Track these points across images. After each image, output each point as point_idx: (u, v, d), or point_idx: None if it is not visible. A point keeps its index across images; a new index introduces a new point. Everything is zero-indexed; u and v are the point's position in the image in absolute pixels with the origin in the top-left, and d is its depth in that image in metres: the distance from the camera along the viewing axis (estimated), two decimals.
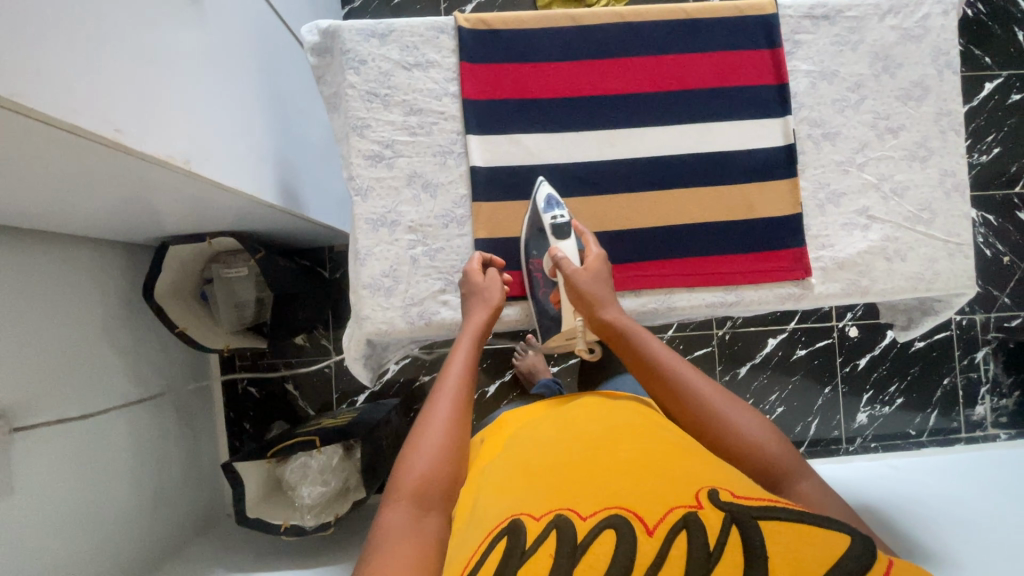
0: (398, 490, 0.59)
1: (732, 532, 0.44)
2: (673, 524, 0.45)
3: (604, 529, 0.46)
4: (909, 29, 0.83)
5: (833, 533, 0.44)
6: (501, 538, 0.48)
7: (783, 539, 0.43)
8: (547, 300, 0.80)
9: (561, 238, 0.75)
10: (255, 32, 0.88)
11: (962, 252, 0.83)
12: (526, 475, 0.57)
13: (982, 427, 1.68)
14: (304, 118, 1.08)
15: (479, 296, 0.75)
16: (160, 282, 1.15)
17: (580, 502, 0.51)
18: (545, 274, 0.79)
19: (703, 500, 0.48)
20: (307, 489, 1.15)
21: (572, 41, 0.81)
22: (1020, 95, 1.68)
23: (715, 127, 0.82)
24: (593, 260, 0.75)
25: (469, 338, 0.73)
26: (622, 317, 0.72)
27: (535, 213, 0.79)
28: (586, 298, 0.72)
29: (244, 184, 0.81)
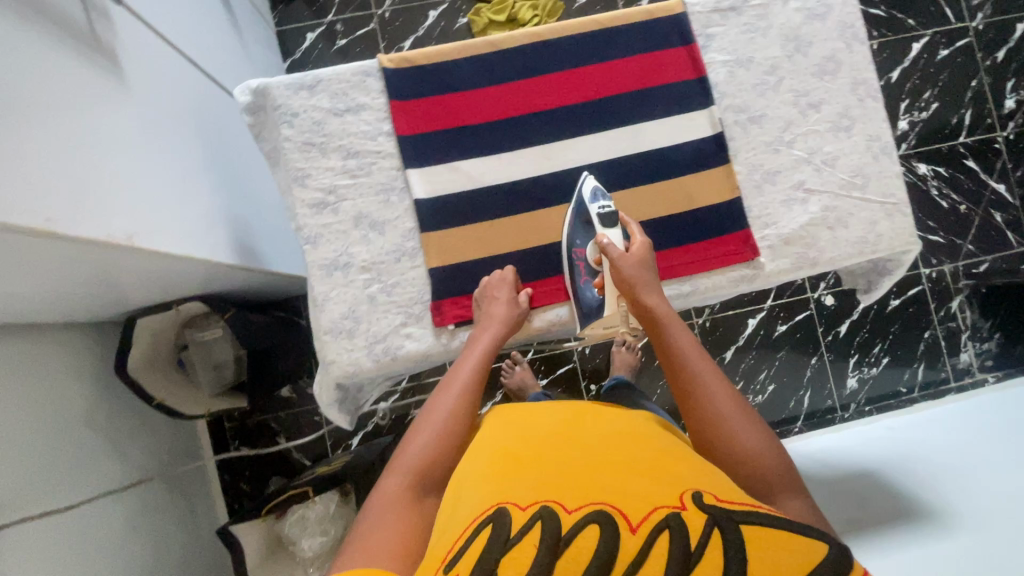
0: (397, 468, 0.65)
1: (714, 532, 0.45)
2: (656, 523, 0.47)
3: (588, 524, 0.47)
4: (812, 8, 0.87)
5: (813, 540, 0.44)
6: (485, 525, 0.49)
7: (766, 546, 0.44)
8: (588, 288, 0.81)
9: (608, 225, 0.77)
10: (191, 104, 0.91)
11: (899, 211, 0.86)
12: (514, 464, 0.59)
13: (970, 373, 1.70)
14: (253, 175, 1.10)
15: (503, 304, 0.77)
16: (132, 358, 1.14)
17: (567, 495, 0.52)
18: (587, 264, 0.81)
19: (688, 502, 0.49)
20: (306, 541, 1.15)
21: (495, 66, 0.84)
22: (947, 51, 1.75)
23: (644, 127, 0.85)
24: (638, 247, 0.77)
25: (489, 341, 0.76)
26: (661, 305, 0.73)
27: (578, 207, 0.80)
28: (627, 281, 0.74)
29: (196, 249, 0.82)
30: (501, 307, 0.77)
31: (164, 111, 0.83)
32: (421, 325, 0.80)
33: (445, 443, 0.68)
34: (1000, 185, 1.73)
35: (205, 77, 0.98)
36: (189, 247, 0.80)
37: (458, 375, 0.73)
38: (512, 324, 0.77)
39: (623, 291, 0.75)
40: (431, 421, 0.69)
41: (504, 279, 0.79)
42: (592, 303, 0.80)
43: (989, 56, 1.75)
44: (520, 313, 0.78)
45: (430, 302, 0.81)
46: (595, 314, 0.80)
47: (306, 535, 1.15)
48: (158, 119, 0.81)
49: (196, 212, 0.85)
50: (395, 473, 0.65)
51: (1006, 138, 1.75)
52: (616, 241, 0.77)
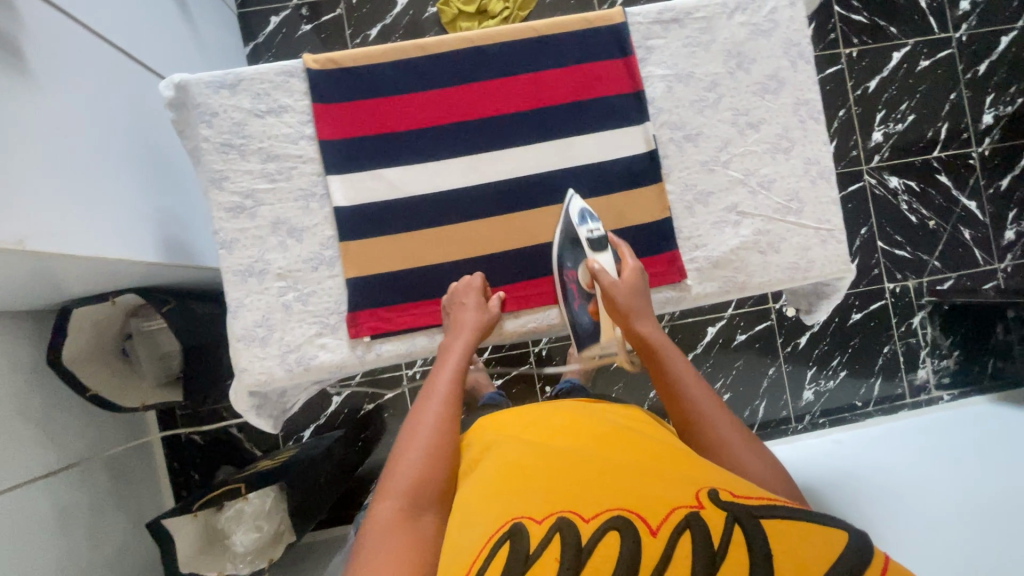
0: (388, 490, 0.63)
1: (735, 530, 0.47)
2: (676, 524, 0.48)
3: (608, 531, 0.48)
4: (758, 24, 0.84)
5: (830, 528, 0.47)
6: (504, 541, 0.49)
7: (786, 538, 0.46)
8: (582, 312, 0.82)
9: (599, 250, 0.77)
10: (100, 93, 0.85)
11: (833, 238, 0.85)
12: (519, 474, 0.58)
13: (926, 390, 1.70)
14: (186, 167, 1.07)
15: (472, 311, 0.77)
16: (69, 349, 1.11)
17: (580, 502, 0.52)
18: (579, 287, 0.81)
19: (704, 500, 0.50)
20: (239, 536, 1.15)
21: (424, 71, 0.81)
22: (927, 62, 1.71)
23: (575, 141, 0.82)
24: (630, 273, 0.77)
25: (461, 349, 0.76)
26: (656, 332, 0.75)
27: (567, 226, 0.80)
28: (621, 310, 0.75)
29: (107, 249, 0.80)
30: (471, 313, 0.76)
31: (63, 97, 0.77)
32: (336, 336, 0.79)
33: (434, 455, 0.66)
34: (971, 202, 1.71)
35: (128, 60, 0.94)
36: (87, 246, 0.76)
37: (436, 389, 0.72)
38: (483, 329, 0.76)
39: (617, 319, 0.76)
40: (418, 438, 0.67)
41: (469, 285, 0.78)
42: (586, 326, 0.82)
43: (970, 69, 1.72)
44: (490, 317, 0.77)
45: (346, 313, 0.79)
46: (590, 338, 0.83)
47: (240, 529, 1.15)
48: (52, 107, 0.75)
49: (100, 208, 0.80)
50: (387, 495, 0.62)
51: (981, 154, 1.72)
52: (608, 267, 0.77)
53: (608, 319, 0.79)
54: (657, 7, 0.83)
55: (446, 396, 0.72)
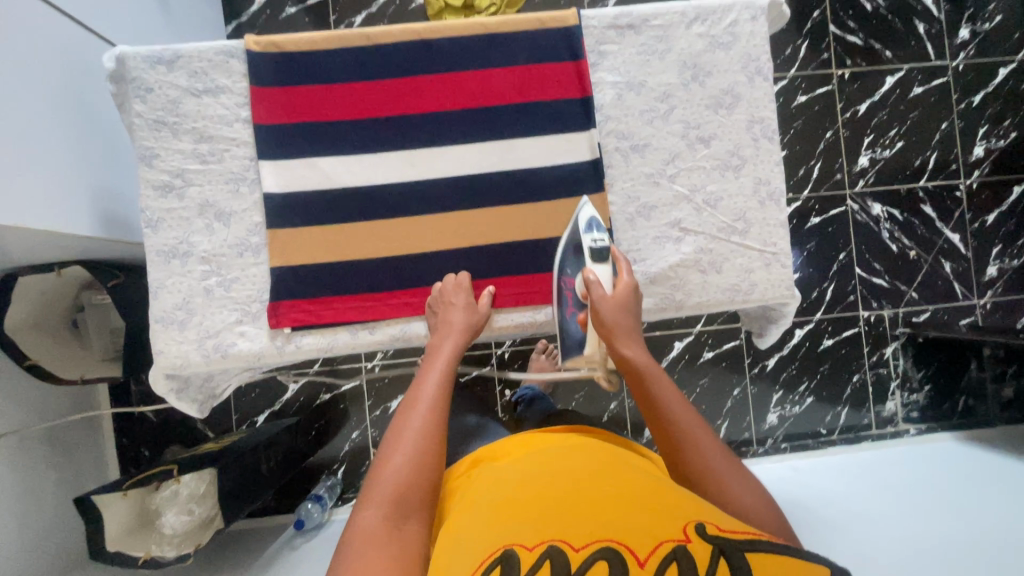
0: (370, 496, 0.60)
1: (721, 563, 0.44)
2: (664, 557, 0.45)
3: (597, 561, 0.45)
4: (717, 36, 0.82)
5: (815, 567, 0.44)
6: (492, 567, 0.47)
7: (774, 571, 0.43)
8: (572, 322, 0.78)
9: (597, 261, 0.74)
10: (25, 47, 0.80)
11: (778, 262, 0.82)
12: (515, 504, 0.56)
13: (893, 423, 1.67)
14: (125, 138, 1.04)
15: (461, 311, 0.75)
16: (12, 316, 1.08)
17: (572, 532, 0.50)
18: (574, 295, 0.78)
19: (691, 533, 0.48)
20: (170, 518, 1.12)
21: (368, 60, 0.79)
22: (921, 88, 1.68)
23: (517, 144, 0.80)
24: (623, 289, 0.73)
25: (449, 350, 0.72)
26: (643, 356, 0.70)
27: (574, 233, 0.78)
28: (607, 329, 0.71)
29: (32, 219, 0.78)
30: (459, 313, 0.75)
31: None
32: (257, 325, 0.78)
33: (423, 460, 0.64)
34: (955, 235, 1.68)
35: (67, 21, 0.89)
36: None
37: (424, 389, 0.69)
38: (473, 329, 0.75)
39: (604, 335, 0.72)
40: (405, 441, 0.64)
41: (458, 285, 0.77)
42: (575, 338, 0.78)
43: (964, 99, 1.68)
44: (479, 318, 0.76)
45: (268, 302, 0.78)
46: (578, 349, 0.78)
47: (171, 510, 1.12)
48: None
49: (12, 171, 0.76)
50: (373, 500, 0.60)
51: (969, 187, 1.68)
52: (602, 280, 0.73)
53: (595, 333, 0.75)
54: (613, 11, 0.81)
55: (434, 397, 0.68)
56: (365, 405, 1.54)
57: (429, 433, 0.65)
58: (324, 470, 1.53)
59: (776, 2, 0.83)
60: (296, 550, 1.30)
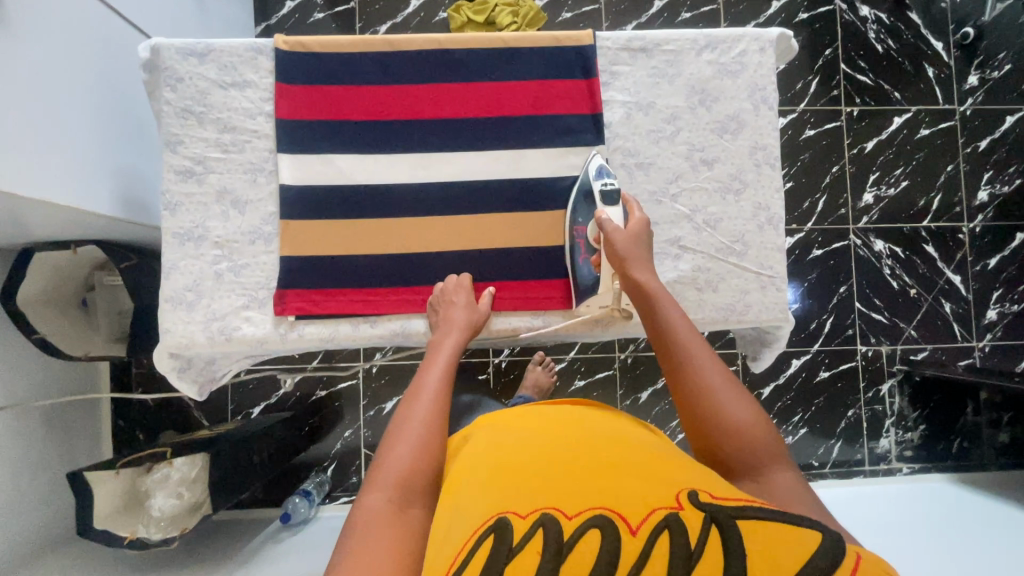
0: (378, 482, 0.61)
1: (713, 530, 0.45)
2: (656, 524, 0.46)
3: (589, 528, 0.46)
4: (726, 64, 0.85)
5: (807, 530, 0.46)
6: (487, 536, 0.48)
7: (764, 538, 0.44)
8: (585, 265, 0.81)
9: (608, 203, 0.77)
10: (65, 34, 0.85)
11: (773, 285, 0.84)
12: (511, 471, 0.58)
13: (887, 460, 1.65)
14: (150, 125, 1.08)
15: (462, 309, 0.77)
16: (25, 289, 1.12)
17: (565, 500, 0.51)
18: (587, 241, 0.80)
19: (684, 502, 0.49)
20: (158, 500, 1.11)
21: (389, 65, 0.83)
22: (928, 130, 1.71)
23: (527, 154, 0.83)
24: (636, 224, 0.76)
25: (451, 346, 0.74)
26: (651, 280, 0.72)
27: (584, 182, 0.81)
28: (619, 256, 0.73)
29: (56, 195, 0.81)
30: (460, 312, 0.77)
31: (18, 26, 0.76)
32: (263, 311, 0.80)
33: (424, 449, 0.65)
34: (957, 276, 1.69)
35: (104, 8, 0.93)
36: (14, 184, 0.74)
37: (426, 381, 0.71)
38: (473, 326, 0.77)
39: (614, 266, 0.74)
40: (406, 431, 0.66)
41: (460, 284, 0.79)
42: (588, 279, 0.81)
43: (970, 143, 1.71)
44: (479, 316, 0.78)
45: (275, 290, 0.80)
46: (590, 292, 0.81)
47: (160, 492, 1.11)
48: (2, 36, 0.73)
49: (41, 148, 0.79)
50: (376, 487, 0.61)
51: (972, 231, 1.70)
52: (615, 219, 0.76)
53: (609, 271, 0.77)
54: (628, 34, 0.84)
55: (436, 389, 0.70)
56: (360, 404, 1.55)
57: (429, 423, 0.67)
58: (316, 466, 1.54)
59: (785, 36, 0.87)
60: (281, 544, 1.30)
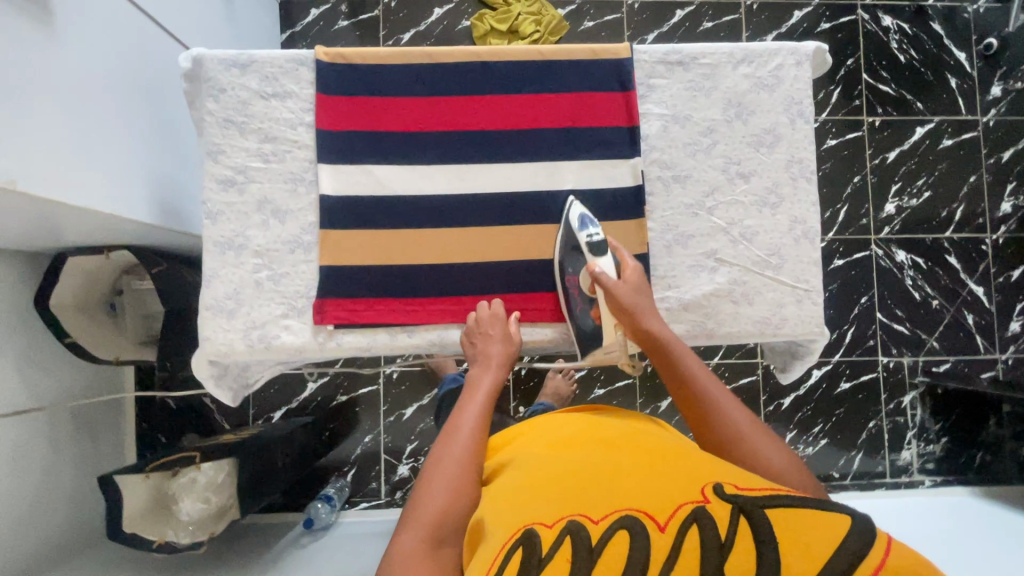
0: (414, 519, 0.61)
1: (741, 521, 0.46)
2: (684, 520, 0.47)
3: (618, 531, 0.47)
4: (762, 78, 0.85)
5: (837, 512, 0.46)
6: (517, 546, 0.48)
7: (792, 524, 0.45)
8: (584, 316, 0.82)
9: (599, 254, 0.78)
10: (110, 47, 0.87)
11: (809, 298, 0.84)
12: (532, 482, 0.58)
13: (908, 472, 1.64)
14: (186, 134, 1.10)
15: (499, 342, 0.78)
16: (57, 294, 1.14)
17: (590, 504, 0.52)
18: (581, 292, 0.81)
19: (709, 493, 0.50)
20: (186, 504, 1.12)
21: (428, 77, 0.83)
22: (950, 141, 1.70)
23: (564, 166, 0.84)
24: (632, 272, 0.78)
25: (489, 381, 0.75)
26: (663, 329, 0.75)
27: (567, 233, 0.81)
28: (627, 310, 0.75)
29: (99, 203, 0.83)
30: (497, 345, 0.77)
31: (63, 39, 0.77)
32: (301, 320, 0.81)
33: (461, 483, 0.64)
34: (979, 288, 1.68)
35: (145, 20, 0.95)
36: (58, 192, 0.75)
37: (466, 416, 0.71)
38: (509, 362, 0.78)
39: (622, 319, 0.76)
40: (445, 467, 0.65)
41: (494, 314, 0.80)
42: (589, 329, 0.81)
43: (993, 154, 1.71)
44: (513, 349, 0.79)
45: (314, 299, 0.81)
46: (594, 342, 0.81)
47: (188, 498, 1.12)
48: (45, 46, 0.74)
49: (85, 156, 0.81)
50: (414, 524, 0.60)
51: (995, 242, 1.69)
52: (609, 271, 0.77)
53: (611, 323, 0.78)
54: (665, 48, 0.85)
55: (474, 425, 0.70)
56: (380, 410, 1.56)
57: (467, 458, 0.66)
58: (335, 470, 1.54)
59: (821, 50, 0.87)
60: (304, 549, 1.31)
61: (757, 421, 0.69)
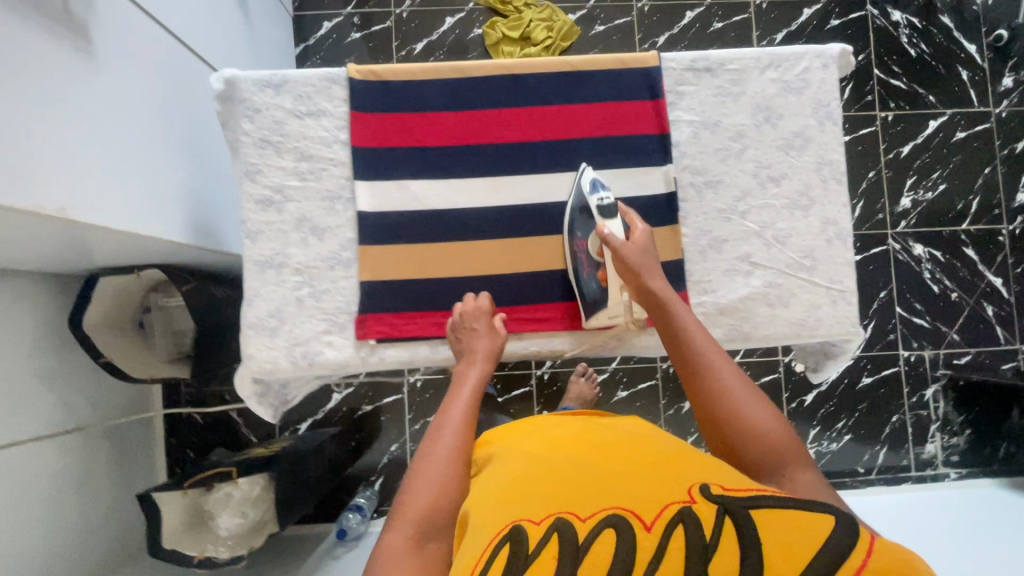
0: (400, 518, 0.61)
1: (726, 521, 0.45)
2: (669, 519, 0.47)
3: (604, 530, 0.47)
4: (790, 81, 0.86)
5: (822, 513, 0.45)
6: (503, 545, 0.49)
7: (776, 525, 0.44)
8: (591, 279, 0.82)
9: (608, 217, 0.77)
10: (146, 72, 0.88)
11: (844, 299, 0.85)
12: (521, 480, 0.57)
13: (933, 465, 1.65)
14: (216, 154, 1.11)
15: (484, 337, 0.78)
16: (90, 314, 1.15)
17: (579, 504, 0.51)
18: (589, 256, 0.81)
19: (697, 494, 0.49)
20: (224, 519, 1.14)
21: (459, 91, 0.84)
22: (964, 133, 1.71)
23: (597, 175, 0.84)
24: (639, 236, 0.77)
25: (476, 375, 0.75)
26: (666, 289, 0.74)
27: (580, 196, 0.81)
28: (631, 267, 0.75)
29: (142, 226, 0.84)
30: (483, 340, 0.78)
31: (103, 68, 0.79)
32: (343, 335, 0.82)
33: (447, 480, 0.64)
34: (998, 279, 1.68)
35: (176, 44, 0.97)
36: (103, 218, 0.77)
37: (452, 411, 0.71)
38: (496, 355, 0.78)
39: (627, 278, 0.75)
40: (431, 464, 0.65)
41: (479, 309, 0.80)
42: (595, 292, 0.81)
43: (1007, 145, 1.71)
44: (501, 343, 0.79)
45: (355, 315, 0.82)
46: (596, 304, 0.81)
47: (225, 512, 1.13)
48: (88, 76, 0.76)
49: (128, 181, 0.82)
50: (399, 522, 0.60)
51: (1012, 233, 1.69)
52: (617, 232, 0.76)
53: (616, 283, 0.79)
54: (692, 55, 0.86)
55: (461, 419, 0.70)
56: (405, 418, 1.56)
57: (454, 455, 0.66)
58: (363, 479, 1.55)
59: (846, 52, 0.88)
60: (338, 560, 1.32)
61: (752, 386, 0.66)
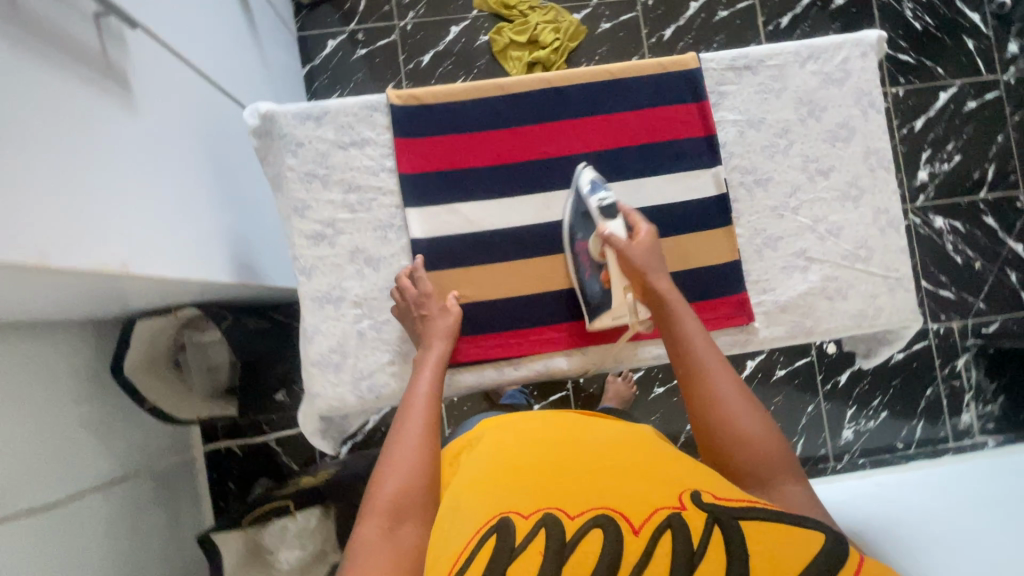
0: (371, 508, 0.60)
1: (715, 531, 0.45)
2: (659, 523, 0.46)
3: (591, 528, 0.46)
4: (830, 73, 0.86)
5: (808, 530, 0.46)
6: (489, 535, 0.48)
7: (764, 539, 0.45)
8: (592, 282, 0.80)
9: (609, 217, 0.75)
10: (180, 114, 0.87)
11: (901, 286, 0.85)
12: (507, 472, 0.56)
13: (970, 435, 1.66)
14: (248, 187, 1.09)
15: (438, 318, 0.77)
16: (129, 359, 1.14)
17: (567, 499, 0.50)
18: (590, 257, 0.79)
19: (687, 501, 0.49)
20: (283, 554, 1.14)
21: (502, 109, 0.83)
22: (974, 103, 1.71)
23: (647, 182, 0.84)
24: (644, 236, 0.76)
25: (436, 356, 0.75)
26: (670, 289, 0.73)
27: (579, 198, 0.80)
28: (636, 269, 0.74)
29: (197, 271, 0.83)
30: (440, 321, 0.77)
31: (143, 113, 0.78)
32: (408, 364, 0.81)
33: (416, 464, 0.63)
34: (1019, 245, 1.69)
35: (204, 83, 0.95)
36: (159, 268, 0.74)
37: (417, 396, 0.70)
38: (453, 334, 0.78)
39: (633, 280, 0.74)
40: (399, 449, 0.64)
41: (422, 294, 0.77)
42: (597, 292, 0.79)
43: (1017, 111, 1.72)
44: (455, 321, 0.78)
45: None
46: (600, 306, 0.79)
47: (283, 548, 1.13)
48: (132, 124, 0.75)
49: (178, 226, 0.81)
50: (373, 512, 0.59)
51: None
52: (620, 232, 0.75)
53: (621, 284, 0.76)
54: (731, 54, 0.85)
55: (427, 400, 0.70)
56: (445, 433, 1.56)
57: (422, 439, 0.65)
58: None
59: (882, 38, 0.87)
60: None
61: (743, 388, 0.66)
